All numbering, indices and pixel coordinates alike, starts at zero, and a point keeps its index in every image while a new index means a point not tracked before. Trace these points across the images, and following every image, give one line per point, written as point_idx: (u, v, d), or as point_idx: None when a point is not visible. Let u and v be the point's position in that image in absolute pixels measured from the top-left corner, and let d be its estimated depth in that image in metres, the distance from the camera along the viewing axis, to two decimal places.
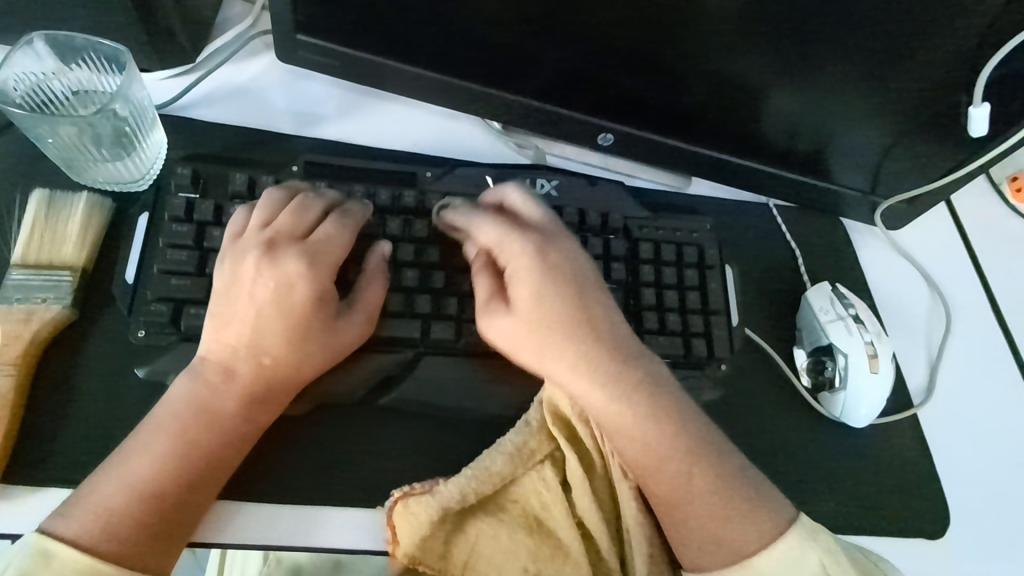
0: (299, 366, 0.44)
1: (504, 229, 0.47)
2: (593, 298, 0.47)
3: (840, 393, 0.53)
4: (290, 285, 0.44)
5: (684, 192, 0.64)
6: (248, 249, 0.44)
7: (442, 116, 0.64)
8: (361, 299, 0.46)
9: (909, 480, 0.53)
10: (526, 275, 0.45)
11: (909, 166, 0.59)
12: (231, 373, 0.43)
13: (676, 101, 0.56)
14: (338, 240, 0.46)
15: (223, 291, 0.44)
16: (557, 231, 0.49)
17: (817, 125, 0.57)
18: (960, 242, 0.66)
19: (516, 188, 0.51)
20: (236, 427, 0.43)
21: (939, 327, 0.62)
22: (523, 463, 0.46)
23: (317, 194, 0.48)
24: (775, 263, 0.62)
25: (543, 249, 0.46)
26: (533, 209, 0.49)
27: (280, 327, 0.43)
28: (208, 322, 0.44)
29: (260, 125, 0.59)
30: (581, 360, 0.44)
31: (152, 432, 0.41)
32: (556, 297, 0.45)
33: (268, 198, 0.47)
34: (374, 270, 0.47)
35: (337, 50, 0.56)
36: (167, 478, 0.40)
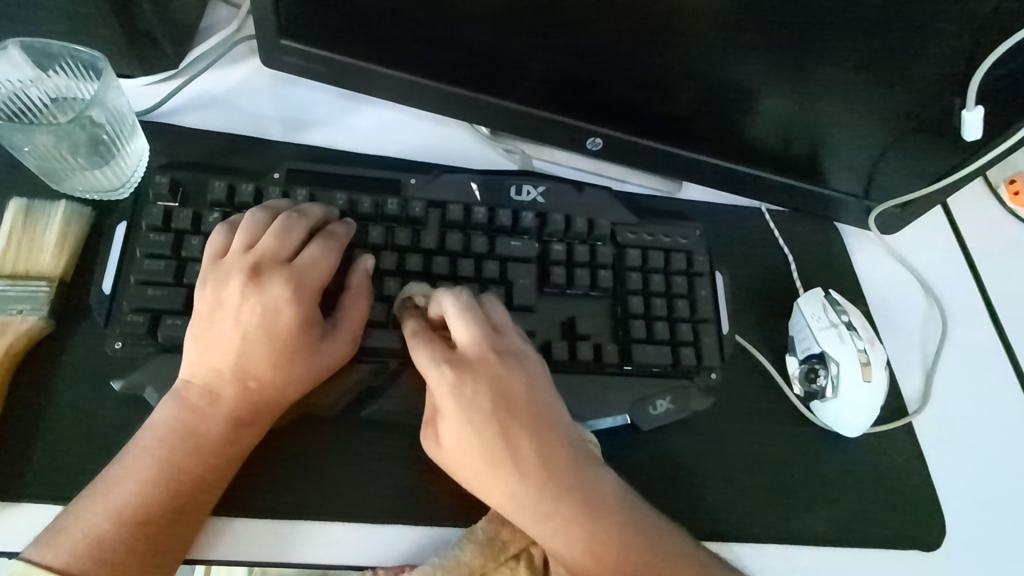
0: (286, 388, 0.43)
1: (430, 357, 0.43)
2: (522, 434, 0.42)
3: (832, 402, 0.52)
4: (275, 311, 0.43)
5: (675, 197, 0.63)
6: (230, 274, 0.43)
7: (428, 121, 0.63)
8: (345, 319, 0.45)
9: (905, 491, 0.52)
10: (448, 417, 0.42)
11: (904, 170, 0.59)
12: (216, 397, 0.42)
13: (665, 105, 0.56)
14: (323, 263, 0.45)
15: (206, 315, 0.43)
16: (487, 354, 0.43)
17: (808, 129, 0.56)
18: (956, 247, 0.65)
19: (452, 293, 0.44)
20: (223, 449, 0.42)
21: (935, 334, 0.60)
22: (496, 556, 0.43)
23: (301, 214, 0.46)
24: (768, 269, 0.61)
25: (467, 381, 0.42)
26: (463, 329, 0.43)
27: (266, 354, 0.42)
28: (190, 344, 0.43)
29: (243, 131, 0.58)
30: (506, 500, 0.41)
31: (138, 456, 0.40)
32: (478, 449, 0.41)
33: (250, 219, 0.45)
34: (358, 287, 0.46)
35: (322, 56, 0.56)
36: (156, 503, 0.39)
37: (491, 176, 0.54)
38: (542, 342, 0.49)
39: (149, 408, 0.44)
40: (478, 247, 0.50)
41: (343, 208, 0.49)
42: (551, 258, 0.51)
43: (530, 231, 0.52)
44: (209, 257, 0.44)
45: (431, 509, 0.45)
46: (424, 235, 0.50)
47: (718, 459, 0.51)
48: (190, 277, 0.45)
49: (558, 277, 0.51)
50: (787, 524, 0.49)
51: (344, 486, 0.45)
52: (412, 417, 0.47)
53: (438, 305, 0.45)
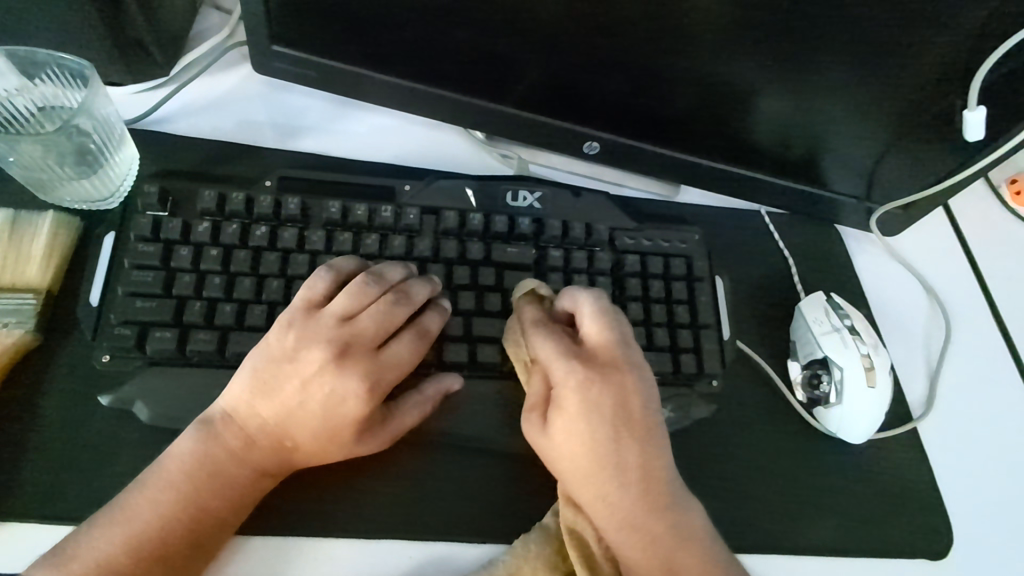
0: (322, 460, 0.42)
1: (561, 352, 0.42)
2: (631, 444, 0.41)
3: (835, 409, 0.51)
4: (343, 396, 0.41)
5: (673, 201, 0.62)
6: (317, 338, 0.42)
7: (423, 126, 0.62)
8: (398, 417, 0.43)
9: (911, 498, 0.51)
10: (567, 413, 0.41)
11: (905, 171, 0.58)
12: (252, 443, 0.41)
13: (663, 107, 0.55)
14: (403, 362, 0.43)
15: (273, 363, 0.41)
16: (615, 359, 0.42)
17: (808, 131, 0.55)
18: (958, 248, 0.64)
19: (592, 296, 0.45)
20: (247, 495, 0.40)
21: (939, 337, 0.60)
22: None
23: (411, 297, 0.44)
24: (769, 272, 0.60)
25: (593, 380, 0.41)
26: (597, 330, 0.43)
27: (316, 428, 0.41)
28: (246, 383, 0.41)
29: (235, 138, 0.57)
30: (600, 504, 0.40)
31: (161, 489, 0.39)
32: (587, 448, 0.40)
33: (365, 288, 0.44)
34: (428, 399, 0.44)
35: (315, 61, 0.55)
36: (173, 539, 0.38)
37: (486, 181, 0.53)
38: None
39: (138, 422, 0.43)
40: (474, 254, 0.49)
41: (337, 216, 0.48)
42: (548, 264, 0.50)
43: (527, 237, 0.51)
44: (304, 304, 0.43)
45: (427, 523, 0.44)
46: (419, 243, 0.49)
47: (720, 467, 0.50)
48: (179, 288, 0.44)
49: (556, 283, 0.50)
50: (791, 533, 0.48)
51: (339, 501, 0.44)
52: None
53: (575, 304, 0.44)
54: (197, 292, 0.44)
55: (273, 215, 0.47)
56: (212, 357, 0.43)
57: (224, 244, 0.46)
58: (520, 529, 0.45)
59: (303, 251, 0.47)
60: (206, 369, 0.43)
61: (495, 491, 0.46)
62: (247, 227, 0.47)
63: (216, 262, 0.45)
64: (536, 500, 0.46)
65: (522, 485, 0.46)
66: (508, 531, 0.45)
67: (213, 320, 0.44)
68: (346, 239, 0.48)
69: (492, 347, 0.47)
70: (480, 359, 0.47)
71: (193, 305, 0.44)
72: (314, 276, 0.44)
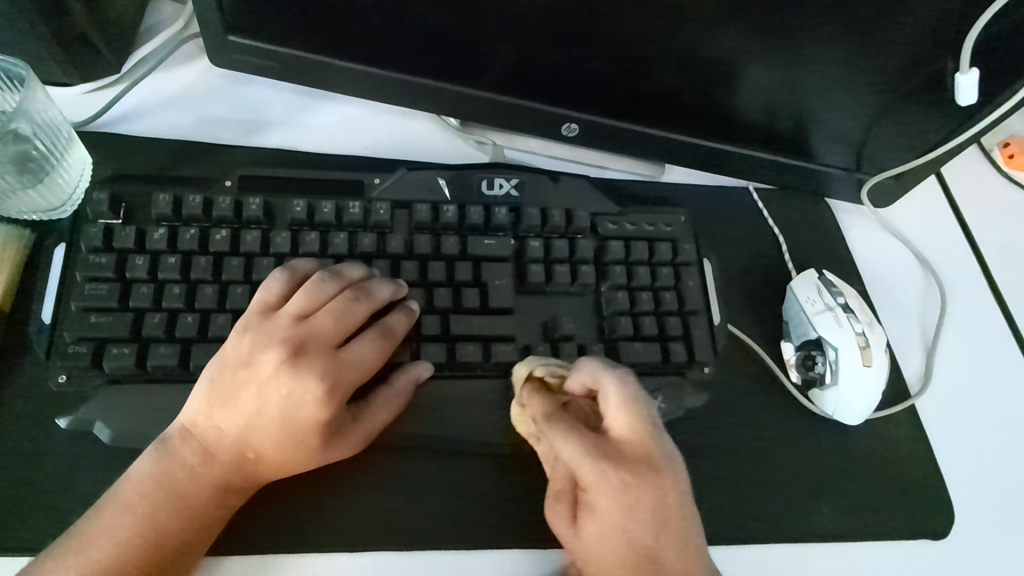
0: (285, 470, 0.40)
1: (585, 448, 0.37)
2: (673, 551, 0.36)
3: (831, 390, 0.50)
4: (299, 400, 0.39)
5: (658, 181, 0.60)
6: (271, 340, 0.40)
7: (394, 114, 0.59)
8: (367, 418, 0.41)
9: (910, 476, 0.50)
10: (598, 517, 0.36)
11: (896, 141, 0.56)
12: (211, 456, 0.39)
13: (642, 84, 0.52)
14: (366, 363, 0.41)
15: (230, 369, 0.40)
16: (647, 454, 0.37)
17: (794, 102, 0.53)
18: (951, 216, 0.63)
19: (617, 377, 0.39)
20: (208, 512, 0.39)
21: (934, 309, 0.58)
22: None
23: (370, 294, 0.42)
24: (759, 250, 0.58)
25: (628, 482, 0.36)
26: (624, 420, 0.38)
27: (276, 435, 0.39)
28: (203, 392, 0.40)
29: (195, 136, 0.54)
30: None
31: (118, 514, 0.37)
32: (624, 559, 0.35)
33: (318, 285, 0.42)
34: (398, 394, 0.42)
35: (274, 51, 0.52)
36: (132, 565, 0.37)
37: (459, 170, 0.51)
38: (522, 345, 0.46)
39: (101, 443, 0.41)
40: (450, 248, 0.47)
41: (302, 215, 0.46)
42: (528, 255, 0.48)
43: (504, 228, 0.49)
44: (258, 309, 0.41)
45: (413, 533, 0.42)
46: (391, 240, 0.46)
47: (715, 457, 0.48)
48: (136, 300, 0.42)
49: (537, 275, 0.47)
50: (788, 520, 0.47)
51: (316, 515, 0.42)
52: (388, 434, 0.44)
53: (599, 384, 0.39)
54: (156, 303, 0.42)
55: (234, 217, 0.45)
56: (176, 371, 0.41)
57: (183, 251, 0.43)
58: (509, 532, 0.43)
59: (268, 254, 0.45)
60: (170, 383, 0.41)
61: (483, 494, 0.44)
62: (204, 229, 0.44)
63: (175, 271, 0.43)
64: (525, 500, 0.44)
65: (511, 487, 0.44)
66: (497, 535, 0.43)
67: (174, 332, 0.42)
68: (312, 240, 0.45)
69: (473, 346, 0.45)
70: (459, 358, 0.45)
71: (152, 317, 0.42)
72: (267, 278, 0.43)
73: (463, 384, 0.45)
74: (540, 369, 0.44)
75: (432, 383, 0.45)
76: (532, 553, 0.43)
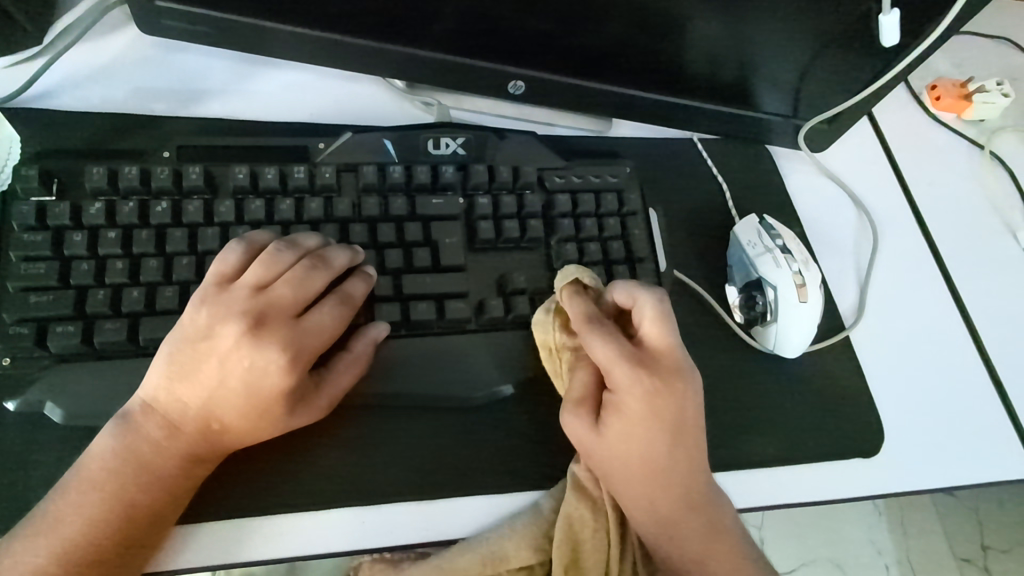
0: (251, 439, 0.40)
1: (622, 355, 0.41)
2: (683, 451, 0.42)
3: (771, 326, 0.53)
4: (263, 370, 0.39)
5: (605, 135, 0.61)
6: (230, 312, 0.40)
7: (337, 78, 0.58)
8: (330, 384, 0.42)
9: (844, 402, 0.54)
10: (626, 414, 0.41)
11: (828, 85, 0.58)
12: (175, 429, 0.39)
13: (582, 37, 0.53)
14: (326, 330, 0.41)
15: (189, 342, 0.40)
16: (676, 365, 0.42)
17: (731, 51, 0.54)
18: (883, 157, 0.66)
19: (652, 295, 0.43)
20: (175, 485, 0.39)
21: (867, 245, 0.61)
22: (499, 567, 0.42)
23: (327, 262, 0.43)
24: (704, 199, 0.60)
25: (659, 387, 0.41)
26: (659, 336, 0.42)
27: (241, 405, 0.39)
28: (162, 367, 0.39)
29: (128, 108, 0.52)
30: (642, 499, 0.42)
31: (83, 492, 0.38)
32: (642, 455, 0.41)
33: (274, 255, 0.42)
34: (358, 357, 0.43)
35: (205, 15, 0.51)
36: (103, 539, 0.37)
37: (405, 131, 0.50)
38: (476, 301, 0.47)
39: (54, 422, 0.41)
40: (399, 210, 0.47)
41: (245, 183, 0.45)
42: (477, 212, 0.48)
43: (453, 187, 0.49)
44: (215, 281, 0.41)
45: (378, 488, 0.44)
46: (338, 204, 0.46)
47: None
48: (77, 277, 0.41)
49: (487, 231, 0.48)
50: (734, 451, 0.50)
51: (281, 479, 0.43)
52: (349, 396, 0.44)
53: (635, 300, 0.43)
54: (99, 279, 0.41)
55: (174, 188, 0.44)
56: (126, 347, 0.41)
57: (122, 225, 0.43)
58: (473, 481, 0.45)
59: (212, 224, 0.44)
60: (120, 359, 0.41)
61: (446, 447, 0.45)
62: (144, 201, 0.43)
63: (116, 246, 0.42)
64: (487, 450, 0.46)
65: (474, 439, 0.46)
66: (462, 485, 0.45)
67: (120, 307, 0.41)
68: (257, 207, 0.45)
69: (426, 304, 0.46)
70: (414, 317, 0.45)
71: (95, 293, 0.41)
72: (222, 250, 0.42)
73: (420, 343, 0.46)
74: (584, 278, 0.46)
75: (388, 343, 0.45)
76: (500, 499, 0.45)
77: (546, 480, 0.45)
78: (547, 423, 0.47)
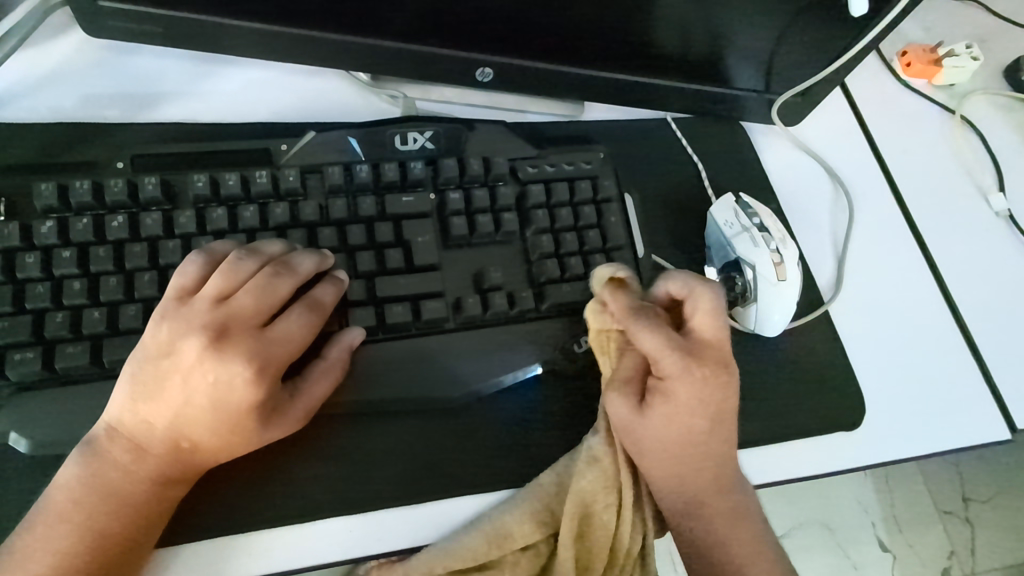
0: (224, 455, 0.39)
1: (672, 345, 0.41)
2: (717, 437, 0.43)
3: (751, 306, 0.53)
4: (229, 385, 0.38)
5: (578, 120, 0.60)
6: (191, 327, 0.39)
7: (299, 74, 0.56)
8: (304, 393, 0.41)
9: (825, 378, 0.54)
10: (673, 401, 0.41)
11: (801, 57, 0.57)
12: (144, 451, 0.38)
13: (548, 20, 0.51)
14: (295, 339, 0.40)
15: (153, 360, 0.38)
16: (722, 358, 0.42)
17: (700, 27, 0.53)
18: (857, 127, 0.66)
19: (710, 289, 0.43)
20: (147, 510, 0.38)
21: (844, 218, 0.62)
22: (504, 546, 0.42)
23: (290, 269, 0.41)
24: (679, 179, 0.60)
25: (706, 376, 0.41)
26: (712, 328, 0.42)
27: (210, 422, 0.38)
28: (126, 388, 0.38)
29: (77, 117, 0.50)
30: (669, 484, 0.43)
31: (53, 523, 0.37)
32: (682, 441, 0.42)
33: (234, 265, 0.40)
34: (332, 364, 0.41)
35: (155, 14, 0.49)
36: (78, 569, 0.37)
37: (370, 128, 0.49)
38: (453, 300, 0.46)
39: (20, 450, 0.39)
40: (368, 210, 0.46)
41: (205, 191, 0.43)
42: (449, 208, 0.47)
43: (422, 183, 0.48)
44: (176, 296, 0.39)
45: (363, 497, 0.43)
46: (304, 208, 0.45)
47: None
48: (33, 300, 0.39)
49: (460, 227, 0.47)
50: None
51: (263, 497, 0.42)
52: (327, 405, 0.43)
53: (692, 292, 0.43)
54: (57, 301, 0.40)
55: (131, 201, 0.42)
56: (90, 370, 0.40)
57: (77, 243, 0.41)
58: (458, 482, 0.44)
59: (173, 236, 0.42)
60: (86, 384, 0.39)
61: (430, 451, 0.45)
62: (99, 217, 0.41)
63: (72, 265, 0.40)
64: (471, 450, 0.45)
65: (457, 439, 0.45)
66: (446, 486, 0.44)
67: (80, 330, 0.39)
68: (219, 216, 0.43)
69: (401, 306, 0.45)
70: (389, 320, 0.44)
71: (54, 317, 0.39)
72: (184, 263, 0.41)
73: (398, 347, 0.44)
74: (621, 274, 0.45)
75: (365, 348, 0.44)
76: (490, 495, 0.44)
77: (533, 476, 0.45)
78: (531, 417, 0.47)
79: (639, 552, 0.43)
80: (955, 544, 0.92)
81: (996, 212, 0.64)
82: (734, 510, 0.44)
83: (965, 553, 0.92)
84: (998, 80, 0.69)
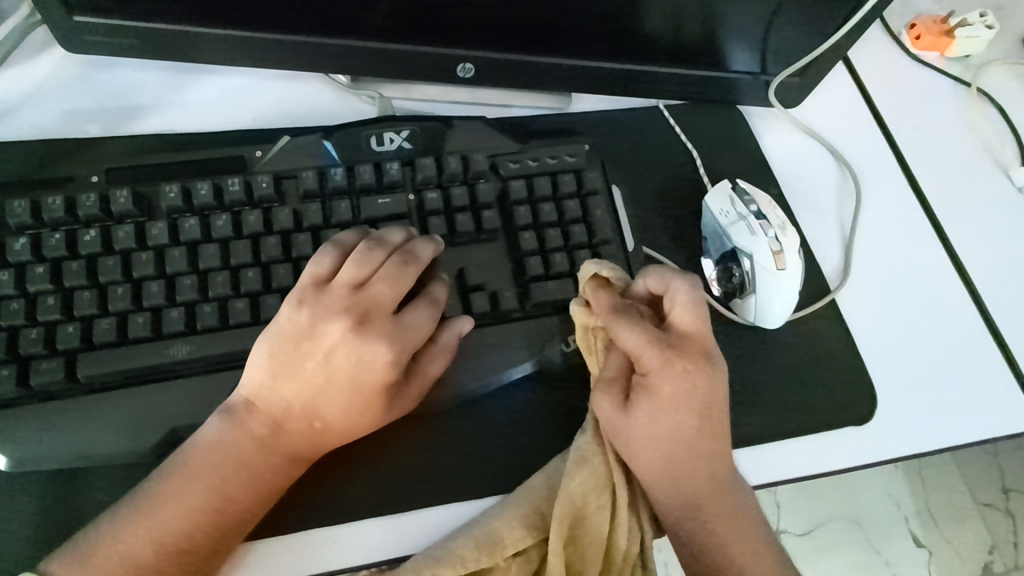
0: (351, 437, 0.41)
1: (649, 340, 0.40)
2: (709, 436, 0.41)
3: (750, 298, 0.51)
4: (368, 364, 0.40)
5: (566, 112, 0.58)
6: (330, 311, 0.41)
7: (279, 79, 0.55)
8: (422, 374, 0.42)
9: (832, 370, 0.51)
10: (658, 400, 0.40)
11: (798, 35, 0.53)
12: (280, 427, 0.40)
13: (524, 12, 0.49)
14: (423, 325, 0.42)
15: (292, 342, 0.40)
16: (707, 350, 0.41)
17: (687, 10, 0.50)
18: (864, 105, 0.62)
19: (687, 280, 0.42)
20: (275, 483, 0.40)
21: (849, 202, 0.59)
22: (494, 554, 0.40)
23: (414, 257, 0.43)
24: (672, 169, 0.57)
25: (690, 370, 0.40)
26: (691, 321, 0.41)
27: (345, 403, 0.40)
28: (265, 367, 0.40)
29: (60, 133, 0.50)
30: (664, 488, 0.41)
31: (189, 480, 0.39)
32: (672, 442, 0.40)
33: (365, 253, 0.42)
34: (445, 348, 0.43)
35: (128, 26, 0.48)
36: (202, 533, 0.38)
37: (345, 129, 0.48)
38: None
39: None
40: (342, 214, 0.45)
41: (178, 201, 0.43)
42: (427, 208, 0.46)
43: (399, 184, 0.47)
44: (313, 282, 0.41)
45: (348, 505, 0.42)
46: (279, 214, 0.44)
47: None
48: (7, 318, 0.40)
49: (439, 227, 0.46)
50: None
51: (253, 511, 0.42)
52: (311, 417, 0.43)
53: (668, 285, 0.42)
54: (32, 318, 0.41)
55: (104, 214, 0.43)
56: (66, 384, 0.40)
57: (51, 259, 0.42)
58: (443, 489, 0.43)
59: (146, 247, 0.42)
60: (63, 399, 0.40)
61: (413, 459, 0.44)
62: (71, 231, 0.42)
63: (45, 281, 0.41)
64: (456, 456, 0.44)
65: (442, 446, 0.44)
66: (431, 494, 0.43)
67: (55, 345, 0.40)
68: (192, 226, 0.43)
69: None
70: None
71: (29, 333, 0.40)
72: (317, 252, 0.43)
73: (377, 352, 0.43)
74: (606, 271, 0.44)
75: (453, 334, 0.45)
76: (481, 501, 0.43)
77: (522, 479, 0.44)
78: (517, 421, 0.45)
79: (637, 554, 0.41)
80: (996, 539, 0.88)
81: (1018, 187, 0.60)
82: (733, 510, 0.42)
83: (1007, 547, 0.87)
84: (1017, 48, 0.65)
